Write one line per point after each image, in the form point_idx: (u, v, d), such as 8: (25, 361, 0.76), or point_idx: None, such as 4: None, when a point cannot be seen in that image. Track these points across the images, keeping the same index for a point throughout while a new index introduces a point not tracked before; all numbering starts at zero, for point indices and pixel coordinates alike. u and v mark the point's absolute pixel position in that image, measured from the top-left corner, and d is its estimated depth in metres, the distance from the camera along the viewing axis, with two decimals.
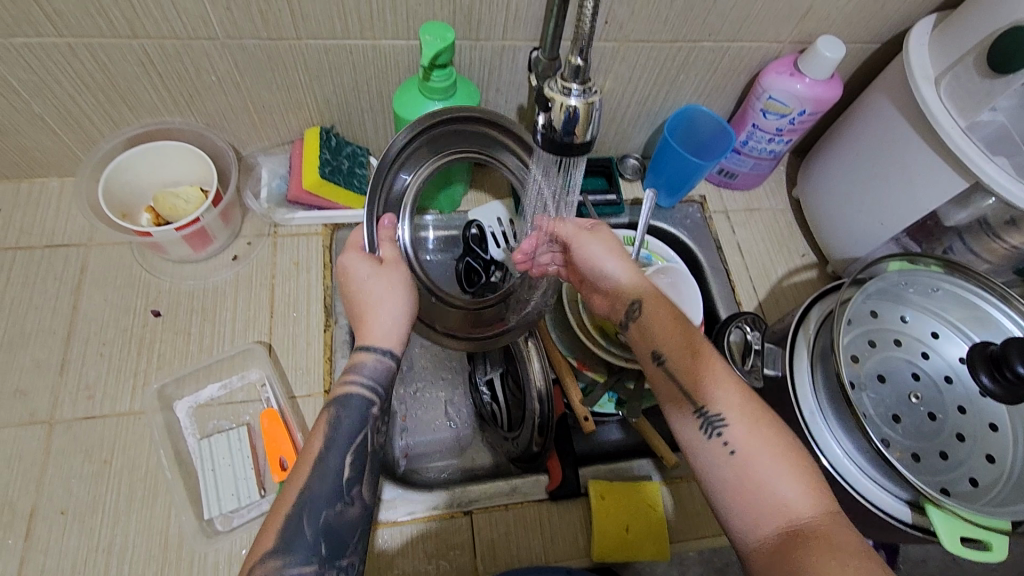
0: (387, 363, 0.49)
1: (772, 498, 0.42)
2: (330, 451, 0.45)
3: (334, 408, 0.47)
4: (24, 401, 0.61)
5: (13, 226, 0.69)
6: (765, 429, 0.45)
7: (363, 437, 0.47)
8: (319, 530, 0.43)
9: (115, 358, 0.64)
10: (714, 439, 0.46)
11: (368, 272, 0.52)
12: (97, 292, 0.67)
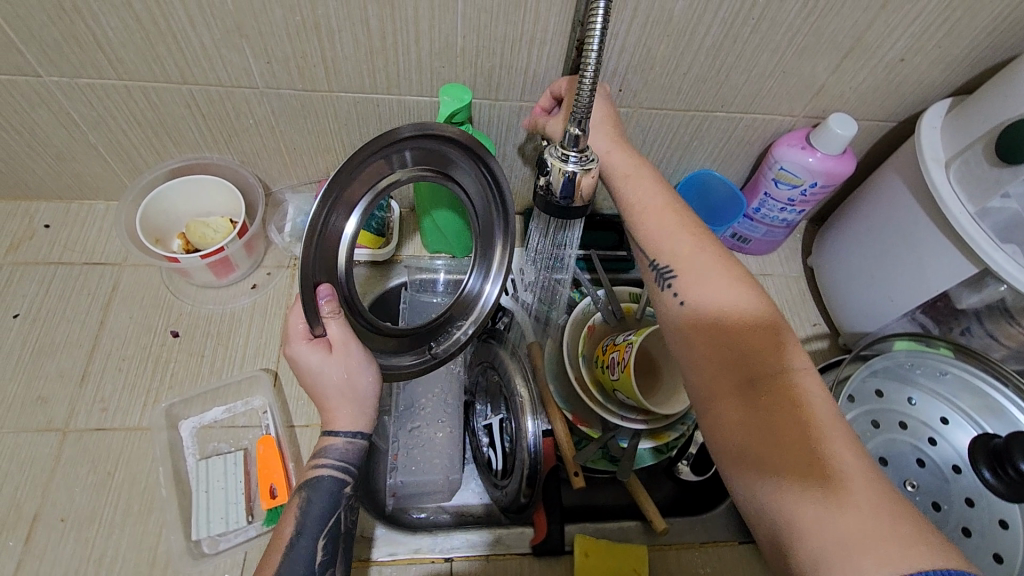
0: (358, 444, 0.52)
1: (727, 342, 0.47)
2: (300, 537, 0.49)
3: (304, 493, 0.51)
4: (43, 408, 0.64)
5: (58, 242, 0.74)
6: (708, 276, 0.51)
7: (335, 520, 0.51)
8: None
9: (132, 373, 0.67)
10: (665, 289, 0.53)
11: (321, 363, 0.50)
12: (123, 310, 0.71)
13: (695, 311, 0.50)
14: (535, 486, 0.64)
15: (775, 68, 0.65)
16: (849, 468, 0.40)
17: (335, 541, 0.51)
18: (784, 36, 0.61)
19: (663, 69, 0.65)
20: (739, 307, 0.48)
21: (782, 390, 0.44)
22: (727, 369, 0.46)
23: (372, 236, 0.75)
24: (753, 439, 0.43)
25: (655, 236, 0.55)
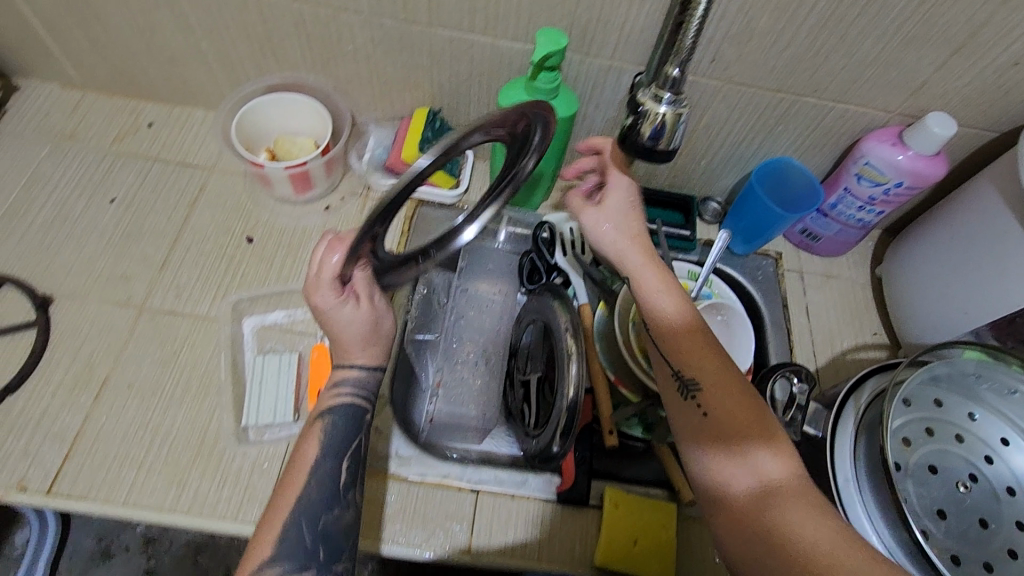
0: (379, 374, 0.58)
1: (750, 463, 0.47)
2: (325, 456, 0.53)
3: (326, 419, 0.55)
4: (125, 285, 0.69)
5: (158, 140, 0.80)
6: (732, 389, 0.51)
7: (356, 443, 0.55)
8: (317, 536, 0.50)
9: (208, 267, 0.72)
10: (690, 401, 0.51)
11: (349, 314, 0.55)
12: (207, 211, 0.75)
13: (717, 424, 0.49)
14: (570, 436, 0.63)
15: (877, 57, 0.64)
16: (841, 528, 0.43)
17: (356, 467, 0.55)
18: (893, 22, 0.60)
19: (761, 44, 0.64)
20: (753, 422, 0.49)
21: (793, 493, 0.46)
22: (739, 478, 0.47)
23: (445, 175, 0.78)
24: (772, 538, 0.44)
25: (677, 342, 0.54)
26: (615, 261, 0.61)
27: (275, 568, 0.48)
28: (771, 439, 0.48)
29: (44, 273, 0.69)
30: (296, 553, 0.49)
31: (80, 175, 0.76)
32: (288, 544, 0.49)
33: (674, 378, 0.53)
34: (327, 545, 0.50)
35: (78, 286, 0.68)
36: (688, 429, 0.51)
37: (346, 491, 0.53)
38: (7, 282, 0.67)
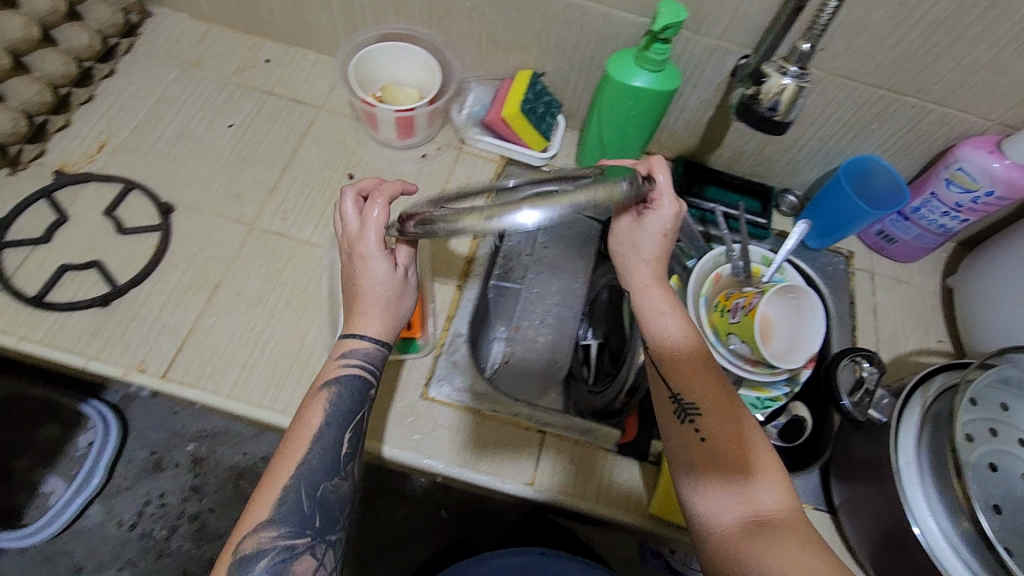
0: (380, 351, 0.59)
1: (741, 488, 0.52)
2: (329, 425, 0.55)
3: (332, 387, 0.57)
4: (237, 204, 0.75)
5: (273, 77, 0.85)
6: (730, 417, 0.56)
7: (359, 417, 0.58)
8: (315, 503, 0.52)
9: (312, 197, 0.77)
10: (687, 425, 0.56)
11: (383, 276, 0.57)
12: (314, 146, 0.80)
13: (712, 450, 0.54)
14: (634, 395, 0.69)
15: (988, 62, 0.64)
16: (826, 558, 0.48)
17: (359, 436, 0.57)
18: (1012, 28, 0.61)
19: (873, 37, 0.65)
20: (748, 451, 0.54)
21: (780, 521, 0.51)
22: (728, 501, 0.53)
23: (539, 137, 0.81)
24: (754, 557, 0.49)
25: (678, 370, 0.59)
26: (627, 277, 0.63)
27: (273, 529, 0.50)
28: (763, 466, 0.54)
29: (167, 183, 0.74)
30: (295, 517, 0.51)
31: (202, 100, 0.81)
32: (288, 503, 0.51)
33: (672, 402, 0.58)
34: (324, 514, 0.53)
35: (195, 199, 0.74)
36: (684, 451, 0.56)
37: (348, 459, 0.56)
38: (136, 188, 0.73)
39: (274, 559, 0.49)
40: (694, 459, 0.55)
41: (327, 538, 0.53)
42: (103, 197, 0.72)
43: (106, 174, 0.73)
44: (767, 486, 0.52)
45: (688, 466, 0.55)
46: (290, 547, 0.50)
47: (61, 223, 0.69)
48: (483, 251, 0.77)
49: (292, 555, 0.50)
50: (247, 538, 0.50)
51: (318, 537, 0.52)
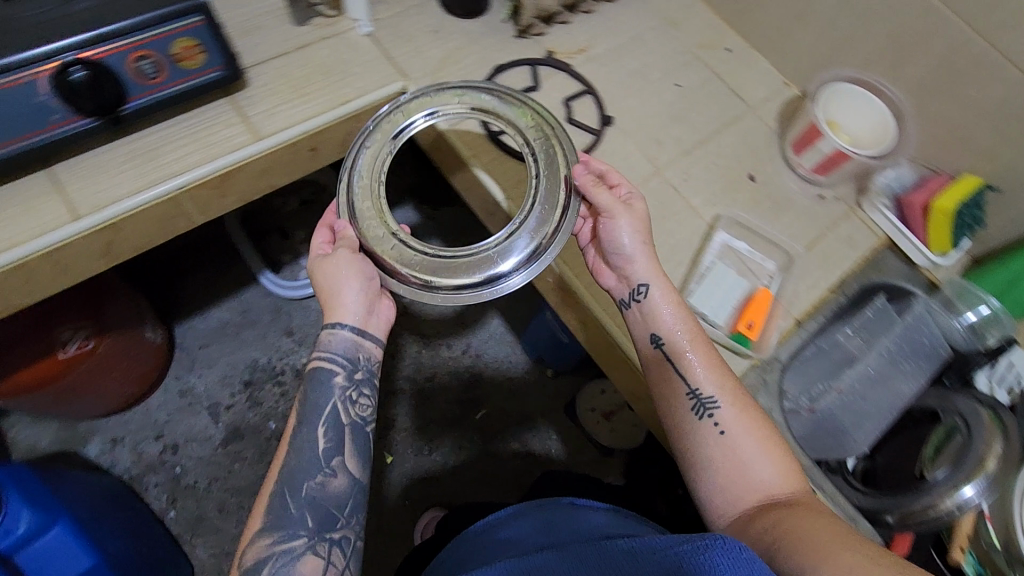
0: (348, 335, 0.67)
1: (754, 478, 0.62)
2: (303, 426, 0.65)
3: (312, 383, 0.66)
4: (654, 148, 0.83)
5: (727, 65, 0.92)
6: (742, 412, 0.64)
7: (330, 412, 0.66)
8: (305, 504, 0.63)
9: (714, 176, 0.83)
10: (705, 420, 0.65)
11: (318, 263, 0.68)
12: (732, 137, 0.87)
13: (729, 438, 0.63)
14: (910, 523, 0.68)
15: None
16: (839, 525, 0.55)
17: (336, 429, 0.66)
18: None
19: None
20: (749, 439, 0.63)
21: (792, 502, 0.59)
22: (741, 484, 0.62)
23: (942, 240, 0.80)
24: (771, 529, 0.57)
25: (685, 360, 0.67)
26: (625, 273, 0.70)
27: (268, 538, 0.61)
28: (771, 453, 0.63)
29: (614, 103, 0.85)
30: (286, 520, 0.62)
31: (666, 54, 0.91)
32: (278, 510, 0.62)
33: (692, 396, 0.66)
34: (318, 517, 0.63)
35: (627, 125, 0.84)
36: (705, 445, 0.64)
37: (329, 463, 0.65)
38: (590, 94, 0.85)
39: (275, 564, 0.60)
40: (714, 452, 0.63)
41: (326, 538, 0.63)
42: (566, 88, 0.85)
43: (575, 71, 0.86)
44: (775, 469, 0.62)
45: (706, 457, 0.64)
46: (287, 551, 0.61)
47: (533, 91, 0.83)
48: (826, 308, 0.78)
49: (293, 558, 0.61)
50: (250, 551, 0.61)
51: (314, 538, 0.62)
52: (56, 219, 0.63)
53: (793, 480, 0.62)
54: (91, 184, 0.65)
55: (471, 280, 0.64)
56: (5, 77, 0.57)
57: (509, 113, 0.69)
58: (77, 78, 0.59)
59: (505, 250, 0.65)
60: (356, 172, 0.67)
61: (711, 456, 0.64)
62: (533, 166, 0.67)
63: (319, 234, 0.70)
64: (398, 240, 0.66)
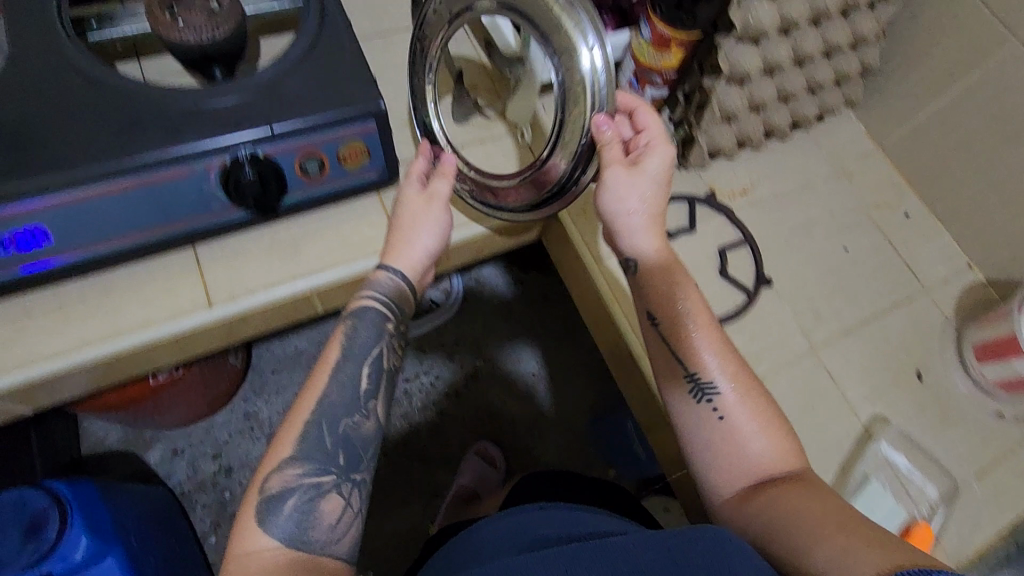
0: (401, 281, 0.65)
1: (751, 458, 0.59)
2: (347, 361, 0.61)
3: (352, 319, 0.63)
4: (812, 321, 0.74)
5: (904, 233, 0.83)
6: (747, 395, 0.61)
7: (377, 353, 0.63)
8: (337, 440, 0.59)
9: (875, 365, 0.73)
10: (703, 403, 0.61)
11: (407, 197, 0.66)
12: (900, 320, 0.77)
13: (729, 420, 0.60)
14: None
15: None
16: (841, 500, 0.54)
17: (379, 371, 0.63)
18: None
19: None
20: (740, 413, 0.61)
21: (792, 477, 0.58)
22: (737, 466, 0.60)
23: None
24: (773, 517, 0.54)
25: (676, 325, 0.63)
26: (624, 237, 0.65)
27: (297, 467, 0.57)
28: (771, 427, 0.61)
29: (771, 259, 0.77)
30: (319, 454, 0.58)
31: (836, 210, 0.82)
32: (312, 440, 0.58)
33: (691, 379, 0.62)
34: (347, 454, 0.59)
35: (785, 289, 0.75)
36: (703, 429, 0.61)
37: (368, 398, 0.61)
38: (749, 244, 0.77)
39: (302, 496, 0.56)
40: (714, 438, 0.60)
41: (350, 479, 0.59)
42: (723, 234, 0.77)
43: (737, 217, 0.79)
44: (767, 441, 0.60)
45: (703, 440, 0.61)
46: (315, 485, 0.57)
47: (687, 232, 0.76)
48: (987, 558, 0.67)
49: (318, 494, 0.57)
50: (274, 476, 0.57)
51: (343, 476, 0.59)
52: (191, 305, 0.61)
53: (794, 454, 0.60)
54: (228, 270, 0.63)
55: (527, 194, 0.65)
56: (180, 167, 0.56)
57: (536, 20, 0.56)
58: (243, 179, 0.57)
59: (550, 172, 0.61)
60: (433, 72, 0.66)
61: (709, 440, 0.61)
62: (563, 90, 0.57)
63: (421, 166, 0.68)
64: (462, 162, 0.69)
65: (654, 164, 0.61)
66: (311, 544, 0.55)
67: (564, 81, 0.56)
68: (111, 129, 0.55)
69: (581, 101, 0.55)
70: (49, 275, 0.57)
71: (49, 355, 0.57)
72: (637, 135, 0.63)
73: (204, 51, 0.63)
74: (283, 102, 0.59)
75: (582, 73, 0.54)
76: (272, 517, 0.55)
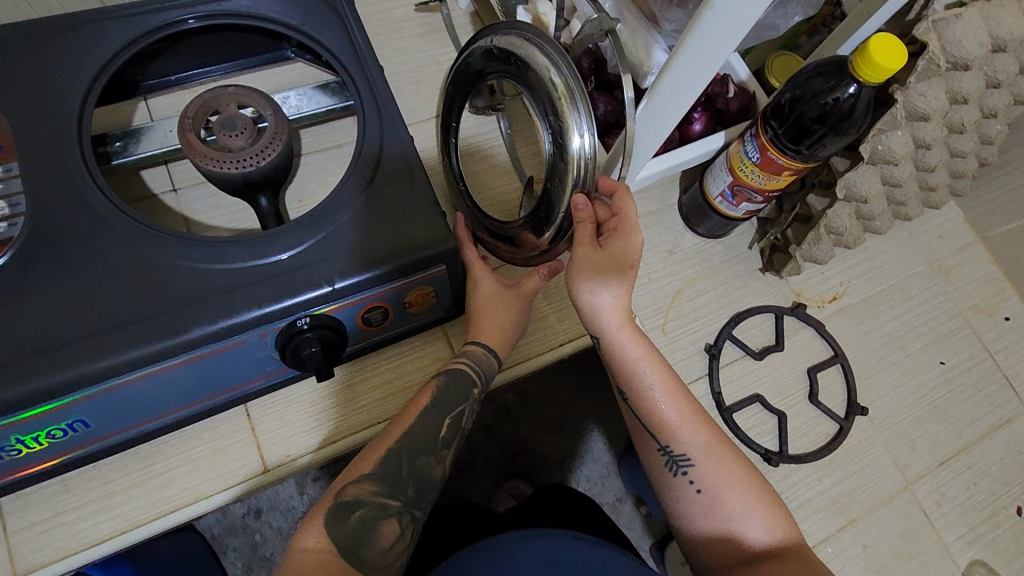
0: (491, 359, 0.58)
1: (740, 535, 0.53)
2: (434, 410, 0.55)
3: (445, 375, 0.57)
4: (907, 453, 0.68)
5: (1004, 340, 0.76)
6: (725, 463, 0.55)
7: (462, 408, 0.56)
8: (411, 471, 0.52)
9: (974, 499, 0.68)
10: (681, 477, 0.56)
11: (494, 289, 0.60)
12: (999, 447, 0.71)
13: (710, 497, 0.54)
14: None
15: None
16: None
17: (457, 430, 0.55)
18: None
19: None
20: (723, 492, 0.54)
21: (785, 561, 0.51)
22: (726, 541, 0.54)
23: None
24: None
25: (647, 396, 0.56)
26: (590, 317, 0.55)
27: (373, 483, 0.50)
28: (762, 500, 0.54)
29: (864, 379, 0.71)
30: (391, 480, 0.51)
31: (932, 316, 0.75)
32: (388, 468, 0.51)
33: (664, 452, 0.56)
34: (417, 485, 0.52)
35: (879, 417, 0.69)
36: (685, 504, 0.56)
37: (444, 444, 0.54)
38: (840, 363, 0.70)
39: (366, 515, 0.49)
40: (695, 508, 0.55)
41: (413, 512, 0.51)
42: (812, 351, 0.70)
43: (827, 330, 0.72)
44: (759, 520, 0.53)
45: (685, 512, 0.56)
46: (381, 506, 0.50)
47: (775, 351, 0.69)
48: None
49: (382, 515, 0.49)
50: (350, 487, 0.50)
51: (407, 507, 0.51)
52: (245, 470, 0.56)
53: (787, 534, 0.53)
54: (282, 426, 0.58)
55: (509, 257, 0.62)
56: (228, 342, 0.49)
57: (538, 89, 0.52)
58: (306, 351, 0.51)
59: (525, 240, 0.59)
60: (451, 131, 0.63)
61: (692, 512, 0.55)
62: (551, 162, 0.53)
63: (472, 254, 0.60)
64: (472, 211, 0.64)
65: (619, 270, 0.53)
66: (362, 563, 0.47)
67: (554, 156, 0.52)
68: (143, 303, 0.47)
69: (565, 179, 0.52)
70: (94, 454, 0.53)
71: (95, 538, 0.53)
72: (613, 217, 0.55)
73: (247, 180, 0.54)
74: (339, 247, 0.52)
75: (569, 151, 0.51)
76: (337, 523, 0.48)
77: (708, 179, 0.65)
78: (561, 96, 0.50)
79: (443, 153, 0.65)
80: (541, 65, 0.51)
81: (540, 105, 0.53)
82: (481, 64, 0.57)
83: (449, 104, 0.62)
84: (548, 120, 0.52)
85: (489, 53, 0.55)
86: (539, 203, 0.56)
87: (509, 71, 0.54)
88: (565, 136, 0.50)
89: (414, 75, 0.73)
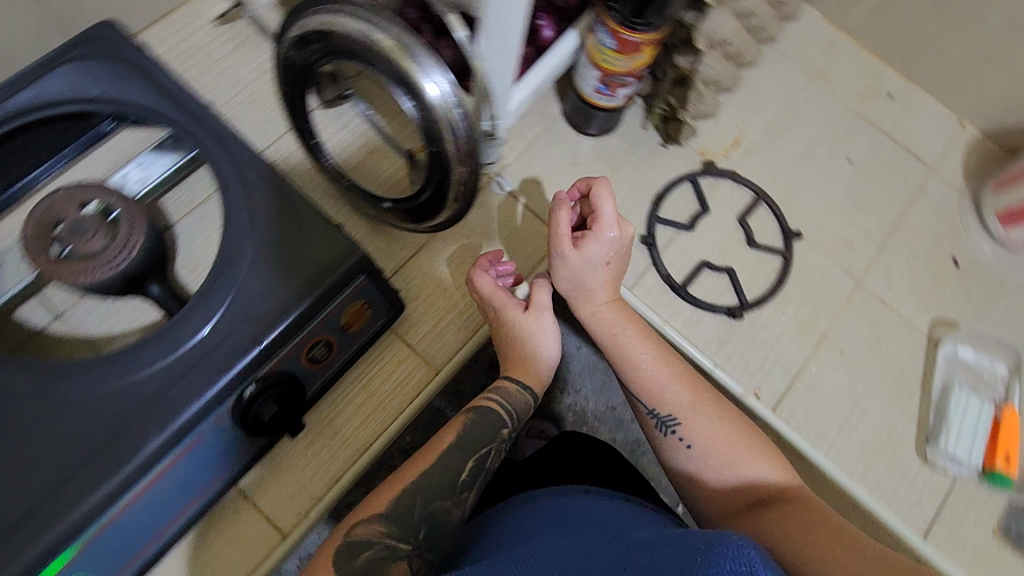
0: (525, 398, 0.58)
1: (733, 479, 0.53)
2: (458, 450, 0.54)
3: (471, 417, 0.56)
4: (848, 254, 0.73)
5: (895, 116, 0.79)
6: (715, 417, 0.55)
7: (487, 449, 0.55)
8: (426, 516, 0.50)
9: (916, 269, 0.73)
10: (671, 435, 0.55)
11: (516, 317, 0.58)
12: (922, 214, 0.76)
13: (703, 450, 0.54)
14: None
15: None
16: (838, 526, 0.48)
17: (480, 471, 0.54)
18: None
19: None
20: (715, 440, 0.54)
21: (780, 498, 0.51)
22: (722, 489, 0.54)
23: None
24: (769, 536, 0.48)
25: (631, 364, 0.57)
26: (578, 294, 0.58)
27: (382, 524, 0.48)
28: (754, 442, 0.55)
29: (788, 205, 0.74)
30: (403, 520, 0.49)
31: (826, 121, 0.78)
32: (401, 509, 0.49)
33: (652, 415, 0.57)
34: (431, 529, 0.50)
35: (813, 233, 0.73)
36: (676, 460, 0.56)
37: (465, 487, 0.53)
38: (764, 202, 0.73)
39: (374, 556, 0.46)
40: (687, 462, 0.55)
41: (426, 556, 0.48)
42: (736, 201, 0.73)
43: (741, 175, 0.74)
44: (757, 468, 0.53)
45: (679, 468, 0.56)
46: (393, 547, 0.47)
47: (703, 216, 0.71)
48: None
49: (392, 557, 0.46)
50: (359, 526, 0.48)
51: (419, 550, 0.48)
52: (267, 544, 0.56)
53: (783, 474, 0.54)
54: (283, 488, 0.57)
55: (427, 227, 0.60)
56: (189, 437, 0.47)
57: (371, 58, 0.49)
58: (267, 415, 0.50)
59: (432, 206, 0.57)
60: (309, 131, 0.59)
61: (684, 464, 0.55)
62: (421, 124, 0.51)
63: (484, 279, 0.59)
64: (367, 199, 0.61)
65: (592, 268, 0.56)
66: None
67: (421, 119, 0.50)
68: (80, 443, 0.44)
69: (443, 135, 0.50)
70: None
71: None
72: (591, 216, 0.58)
73: (126, 279, 0.51)
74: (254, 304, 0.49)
75: (432, 104, 0.48)
76: (347, 562, 0.45)
77: (578, 79, 0.64)
78: (399, 57, 0.47)
79: (313, 156, 0.61)
80: (360, 32, 0.47)
81: (380, 73, 0.50)
82: (301, 57, 0.52)
83: (293, 107, 0.57)
84: (394, 84, 0.49)
85: (303, 41, 0.51)
86: (430, 168, 0.54)
87: (333, 52, 0.50)
88: (420, 93, 0.48)
89: (249, 94, 0.68)
